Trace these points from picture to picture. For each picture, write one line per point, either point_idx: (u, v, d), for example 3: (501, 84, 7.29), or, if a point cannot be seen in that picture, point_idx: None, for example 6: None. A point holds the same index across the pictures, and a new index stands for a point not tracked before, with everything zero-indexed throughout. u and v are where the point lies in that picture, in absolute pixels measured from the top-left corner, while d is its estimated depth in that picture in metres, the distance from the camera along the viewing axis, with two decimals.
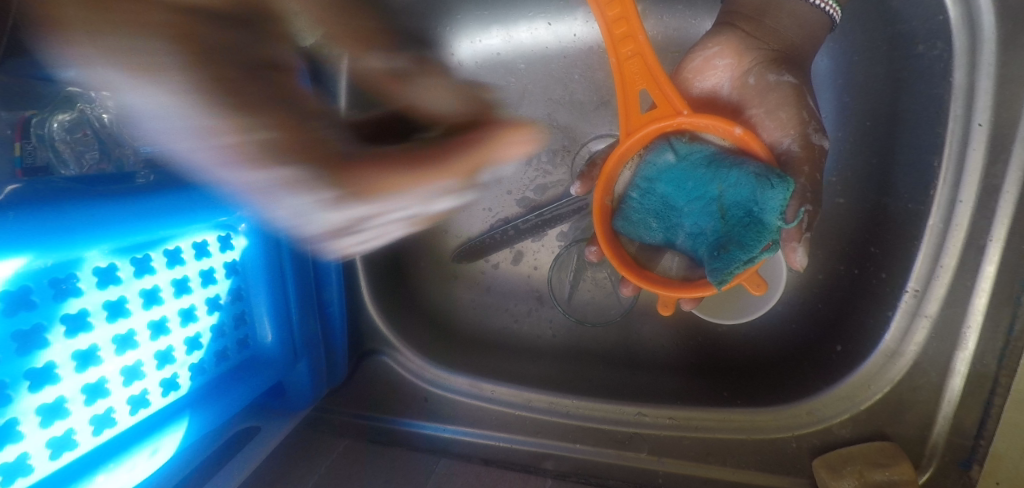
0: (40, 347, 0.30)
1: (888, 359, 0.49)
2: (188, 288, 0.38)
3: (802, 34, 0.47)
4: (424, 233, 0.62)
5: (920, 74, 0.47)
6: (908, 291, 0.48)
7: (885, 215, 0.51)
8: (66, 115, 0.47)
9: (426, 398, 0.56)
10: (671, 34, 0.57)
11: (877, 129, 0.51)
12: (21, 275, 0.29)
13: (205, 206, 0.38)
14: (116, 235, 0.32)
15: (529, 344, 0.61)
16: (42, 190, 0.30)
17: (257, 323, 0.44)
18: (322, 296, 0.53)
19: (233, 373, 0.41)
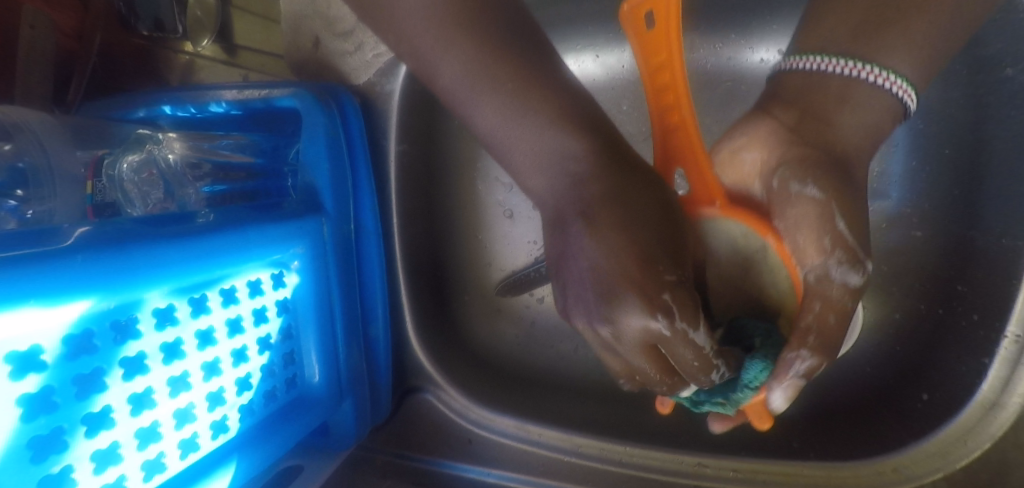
0: (99, 391, 0.29)
1: (987, 411, 0.43)
2: (241, 328, 0.37)
3: (799, 103, 0.39)
4: (471, 267, 0.61)
5: (1009, 99, 0.43)
6: (1008, 337, 0.43)
7: (972, 251, 0.46)
8: (135, 156, 0.49)
9: (470, 440, 0.53)
10: (724, 63, 0.55)
11: (959, 157, 0.47)
12: (84, 318, 0.28)
13: (260, 244, 0.38)
14: (177, 275, 0.33)
15: (577, 383, 0.58)
16: (108, 230, 0.30)
17: (305, 361, 0.43)
18: (368, 333, 0.52)
19: (281, 414, 0.41)
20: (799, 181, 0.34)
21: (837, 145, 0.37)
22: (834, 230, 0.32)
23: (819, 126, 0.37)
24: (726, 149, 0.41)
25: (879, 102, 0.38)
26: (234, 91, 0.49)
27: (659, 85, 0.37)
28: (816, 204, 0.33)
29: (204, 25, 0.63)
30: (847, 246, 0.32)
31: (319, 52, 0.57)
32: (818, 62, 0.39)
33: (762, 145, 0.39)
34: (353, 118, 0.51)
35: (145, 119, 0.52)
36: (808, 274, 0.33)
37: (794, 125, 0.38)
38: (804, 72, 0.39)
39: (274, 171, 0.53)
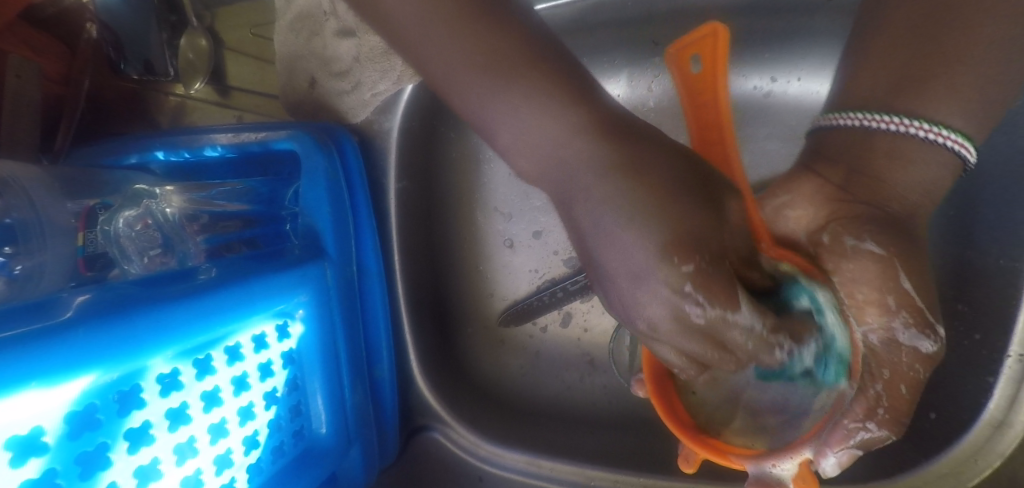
0: (104, 468, 0.28)
1: (995, 430, 0.43)
2: (248, 384, 0.36)
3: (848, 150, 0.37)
4: (471, 298, 0.61)
5: (999, 125, 0.45)
6: (1010, 356, 0.43)
7: (970, 271, 0.47)
8: (131, 210, 0.46)
9: (481, 478, 0.53)
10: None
11: (953, 181, 0.48)
12: (87, 394, 0.28)
13: (263, 296, 0.37)
14: (180, 337, 0.32)
15: (584, 414, 0.57)
16: (107, 299, 0.30)
17: (311, 411, 0.42)
18: (373, 374, 0.51)
19: (291, 469, 0.39)
20: (856, 236, 0.34)
21: (891, 202, 0.35)
22: (898, 288, 0.33)
23: (868, 181, 0.36)
24: (769, 206, 0.39)
25: (934, 155, 0.35)
26: (230, 135, 0.49)
27: (703, 123, 0.37)
28: (878, 261, 0.33)
29: (197, 70, 0.63)
30: (915, 308, 0.33)
31: (316, 92, 0.57)
32: (862, 119, 0.36)
33: (810, 204, 0.38)
34: (352, 157, 0.50)
35: (137, 165, 0.51)
36: (868, 335, 0.33)
37: (845, 183, 0.36)
38: (844, 129, 0.37)
39: (271, 216, 0.52)
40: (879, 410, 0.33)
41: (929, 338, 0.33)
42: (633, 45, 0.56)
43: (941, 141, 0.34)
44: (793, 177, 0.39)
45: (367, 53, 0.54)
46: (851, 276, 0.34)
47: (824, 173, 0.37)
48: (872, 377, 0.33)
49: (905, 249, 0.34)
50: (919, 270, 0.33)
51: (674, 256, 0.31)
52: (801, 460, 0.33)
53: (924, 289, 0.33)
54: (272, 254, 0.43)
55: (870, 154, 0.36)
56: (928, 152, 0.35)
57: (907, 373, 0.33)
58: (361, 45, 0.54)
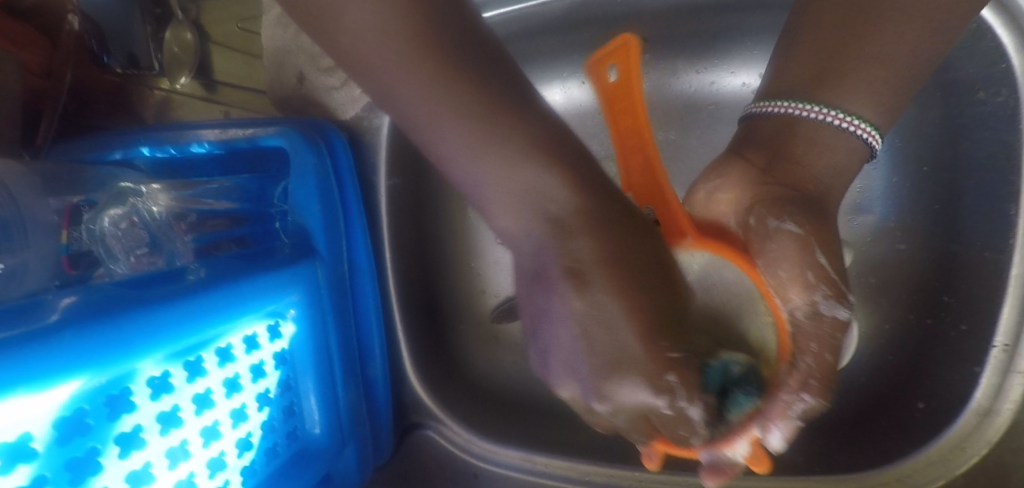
0: (94, 473, 0.28)
1: (982, 419, 0.44)
2: (239, 386, 0.35)
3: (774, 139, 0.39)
4: (463, 294, 0.60)
5: (982, 121, 0.45)
6: (996, 346, 0.44)
7: (954, 263, 0.48)
8: (117, 209, 0.46)
9: (476, 474, 0.53)
10: (706, 87, 0.56)
11: (936, 175, 0.49)
12: (76, 399, 0.27)
13: (256, 297, 0.36)
14: (170, 339, 0.31)
15: (578, 408, 0.57)
16: (94, 302, 0.29)
17: (305, 411, 0.41)
18: (367, 373, 0.51)
19: (285, 470, 0.39)
20: (776, 216, 0.36)
21: (808, 185, 0.38)
22: (814, 263, 0.34)
23: (789, 166, 0.38)
24: (703, 191, 0.42)
25: (843, 143, 0.38)
26: (217, 132, 0.48)
27: (625, 128, 0.40)
28: (796, 238, 0.35)
29: (181, 63, 0.63)
30: (831, 281, 0.34)
31: (304, 88, 0.57)
32: (789, 107, 0.39)
33: (735, 188, 0.40)
34: (342, 153, 0.49)
35: (122, 161, 0.49)
36: (794, 311, 0.35)
37: (768, 167, 0.39)
38: (770, 116, 0.40)
39: (260, 215, 0.51)
40: (810, 380, 0.34)
41: (846, 306, 0.34)
42: (622, 40, 0.56)
43: (849, 128, 0.38)
44: (724, 161, 0.42)
45: None
46: (770, 257, 0.35)
47: (751, 159, 0.40)
48: (798, 348, 0.34)
49: (821, 231, 0.36)
50: (830, 241, 0.36)
51: (658, 339, 0.31)
52: (750, 440, 0.34)
53: (834, 258, 0.35)
54: (262, 253, 0.43)
55: (794, 143, 0.39)
56: (841, 141, 0.38)
57: (829, 342, 0.34)
58: None
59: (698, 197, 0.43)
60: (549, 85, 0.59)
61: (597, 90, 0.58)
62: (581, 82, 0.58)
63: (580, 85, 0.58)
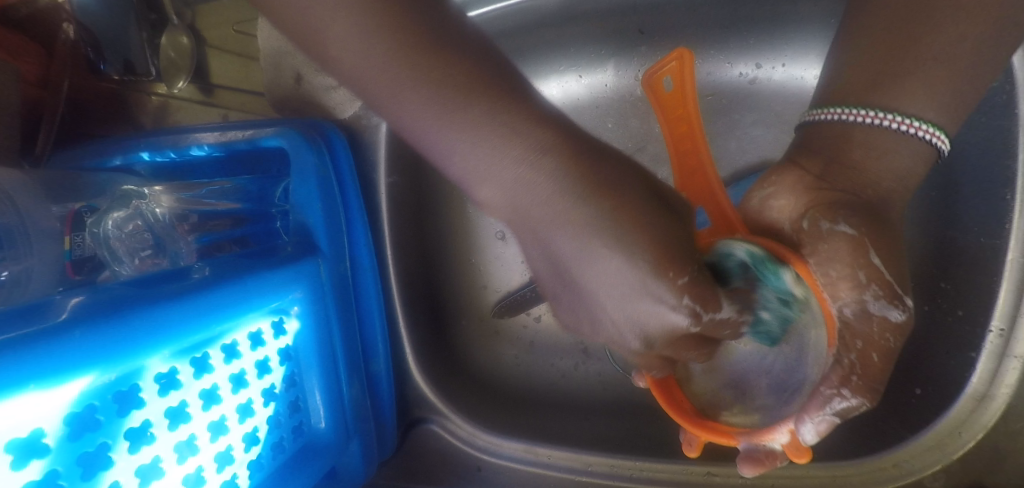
0: (105, 468, 0.28)
1: (978, 403, 0.44)
2: (246, 382, 0.36)
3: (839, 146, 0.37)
4: (465, 290, 0.61)
5: (978, 106, 0.45)
6: (992, 331, 0.44)
7: (951, 249, 0.48)
8: (120, 212, 0.45)
9: (479, 467, 0.53)
10: (705, 78, 0.56)
11: (934, 161, 0.50)
12: (86, 394, 0.28)
13: (259, 293, 0.37)
14: (177, 336, 0.31)
15: (580, 401, 0.58)
16: (102, 300, 0.30)
17: (310, 407, 0.42)
18: (370, 369, 0.51)
19: (292, 464, 0.39)
20: (830, 219, 0.35)
21: (867, 189, 0.36)
22: (868, 263, 0.33)
23: (846, 172, 0.37)
24: (757, 197, 0.41)
25: (909, 149, 0.36)
26: (216, 134, 0.49)
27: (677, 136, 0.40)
28: (849, 240, 0.33)
29: (179, 68, 0.62)
30: (884, 281, 0.33)
31: (302, 88, 0.57)
32: (840, 113, 0.38)
33: (792, 195, 0.39)
34: (341, 152, 0.50)
35: (122, 167, 0.50)
36: (842, 309, 0.33)
37: (824, 173, 0.37)
38: (828, 124, 0.38)
39: (262, 214, 0.52)
40: (854, 376, 0.32)
41: (898, 308, 0.32)
42: (620, 34, 0.56)
43: (912, 133, 0.36)
44: (779, 169, 0.40)
45: None
46: (820, 258, 0.34)
47: (806, 166, 0.38)
48: (846, 347, 0.33)
49: (877, 241, 0.34)
50: (890, 246, 0.34)
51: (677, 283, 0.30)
52: (788, 431, 0.33)
53: (895, 264, 0.33)
54: (264, 252, 0.43)
55: (857, 149, 0.37)
56: (901, 145, 0.36)
57: (879, 343, 0.33)
58: None
59: (753, 202, 0.41)
60: (548, 79, 0.59)
61: (595, 84, 0.59)
62: (579, 76, 0.59)
63: (578, 79, 0.59)
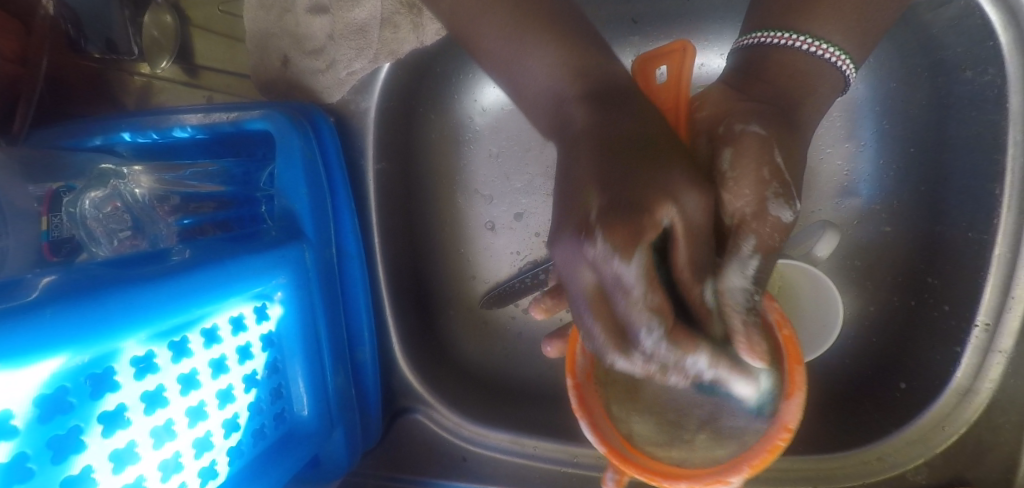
0: (76, 451, 0.27)
1: (962, 398, 0.45)
2: (226, 367, 0.34)
3: (795, 82, 0.38)
4: (452, 280, 0.60)
5: (968, 100, 0.45)
6: (977, 325, 0.44)
7: (940, 244, 0.48)
8: (98, 192, 0.45)
9: (464, 458, 0.53)
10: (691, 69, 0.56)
11: (922, 155, 0.50)
12: (57, 376, 0.27)
13: (242, 278, 0.35)
14: (155, 319, 0.30)
15: (567, 392, 0.58)
16: (77, 278, 0.28)
17: (293, 394, 0.41)
18: (356, 357, 0.51)
19: (272, 451, 0.38)
20: (743, 121, 0.34)
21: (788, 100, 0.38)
22: (771, 161, 0.32)
23: (763, 85, 0.38)
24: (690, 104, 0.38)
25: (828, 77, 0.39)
26: (201, 115, 0.48)
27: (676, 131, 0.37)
28: (759, 139, 0.33)
29: (162, 47, 0.61)
30: (782, 180, 0.31)
31: (288, 71, 0.56)
32: (766, 37, 0.39)
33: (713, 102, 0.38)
34: (328, 137, 0.49)
35: (102, 147, 0.49)
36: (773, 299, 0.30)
37: (746, 90, 0.38)
38: (764, 47, 0.39)
39: (245, 198, 0.50)
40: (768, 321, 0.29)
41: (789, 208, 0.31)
42: (613, 23, 0.55)
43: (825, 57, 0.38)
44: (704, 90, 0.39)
45: (341, 30, 0.54)
46: (732, 153, 0.33)
47: (730, 84, 0.39)
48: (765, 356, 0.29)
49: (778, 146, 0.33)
50: (791, 150, 0.34)
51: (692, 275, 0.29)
52: None
53: (790, 163, 0.33)
54: (248, 236, 0.42)
55: (779, 75, 0.38)
56: (820, 71, 0.39)
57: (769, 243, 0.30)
58: (336, 23, 0.55)
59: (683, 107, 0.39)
60: None
61: None
62: None
63: None
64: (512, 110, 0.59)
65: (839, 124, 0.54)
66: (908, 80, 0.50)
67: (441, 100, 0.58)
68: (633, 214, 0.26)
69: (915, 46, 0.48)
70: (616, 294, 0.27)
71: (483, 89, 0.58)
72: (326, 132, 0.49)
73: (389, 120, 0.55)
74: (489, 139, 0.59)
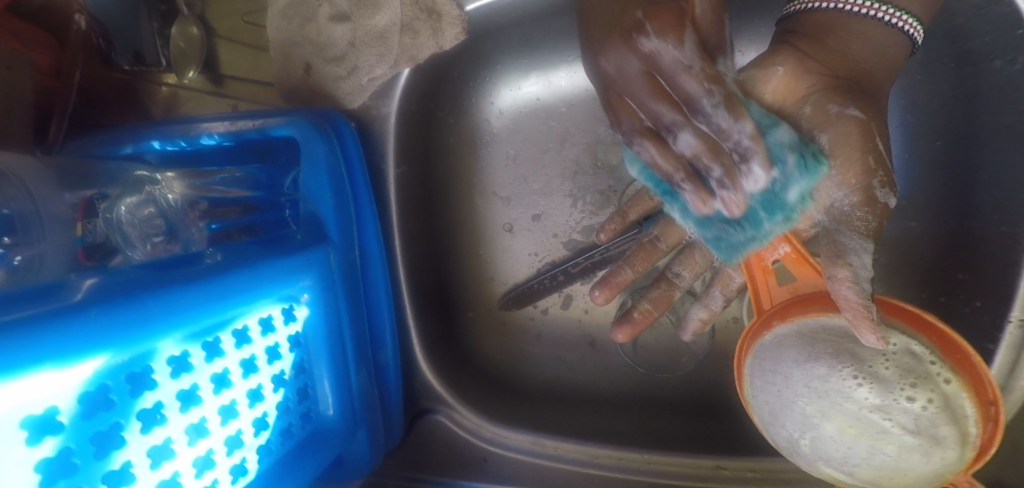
0: (118, 447, 0.28)
1: (996, 396, 0.43)
2: (256, 367, 0.35)
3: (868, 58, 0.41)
4: (472, 280, 0.61)
5: (994, 90, 0.45)
6: (1011, 321, 0.43)
7: (970, 238, 0.47)
8: (133, 198, 0.46)
9: (486, 458, 0.53)
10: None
11: (950, 147, 0.49)
12: (100, 374, 0.27)
13: (270, 280, 0.36)
14: (189, 320, 0.31)
15: (588, 391, 0.58)
16: (116, 281, 0.29)
17: (319, 394, 0.41)
18: (378, 358, 0.51)
19: (299, 451, 0.39)
20: (839, 103, 0.39)
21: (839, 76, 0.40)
22: (874, 148, 0.38)
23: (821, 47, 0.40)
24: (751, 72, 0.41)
25: (881, 38, 0.40)
26: (226, 123, 0.49)
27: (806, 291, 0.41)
28: (859, 124, 0.38)
29: (190, 57, 0.63)
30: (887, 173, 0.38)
31: (311, 78, 0.57)
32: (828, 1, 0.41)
33: (790, 74, 0.40)
34: (350, 141, 0.49)
35: (133, 155, 0.51)
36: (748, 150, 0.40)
37: (819, 56, 0.40)
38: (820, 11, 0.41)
39: (271, 202, 0.52)
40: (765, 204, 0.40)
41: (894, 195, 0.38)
42: None
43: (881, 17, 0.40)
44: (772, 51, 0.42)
45: (362, 37, 0.55)
46: (831, 140, 0.39)
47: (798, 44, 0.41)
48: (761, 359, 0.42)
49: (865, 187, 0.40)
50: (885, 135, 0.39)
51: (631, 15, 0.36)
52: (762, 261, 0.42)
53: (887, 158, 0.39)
54: (275, 239, 0.43)
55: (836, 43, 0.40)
56: (870, 27, 0.40)
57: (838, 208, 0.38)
58: (356, 30, 0.55)
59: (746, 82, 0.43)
60: (556, 71, 0.58)
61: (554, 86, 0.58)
62: (541, 79, 0.58)
63: (540, 84, 0.58)
64: (528, 113, 0.59)
65: None
66: (933, 72, 0.49)
67: (459, 103, 0.59)
68: (677, 3, 0.32)
69: (941, 37, 0.47)
70: (662, 60, 0.34)
71: (497, 94, 0.59)
72: (348, 135, 0.50)
73: (411, 124, 0.56)
74: (507, 141, 0.60)
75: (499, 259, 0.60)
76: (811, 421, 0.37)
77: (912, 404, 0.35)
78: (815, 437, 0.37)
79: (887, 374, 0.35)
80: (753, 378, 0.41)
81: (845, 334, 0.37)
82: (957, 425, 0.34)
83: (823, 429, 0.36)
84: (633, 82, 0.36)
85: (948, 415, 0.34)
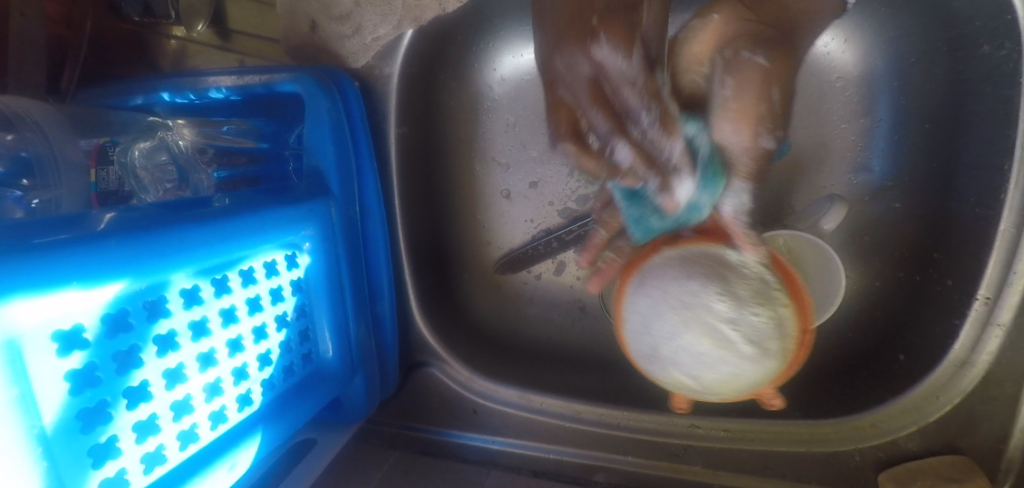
0: (137, 366, 0.31)
1: (958, 369, 0.46)
2: (260, 306, 0.38)
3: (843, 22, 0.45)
4: (469, 243, 0.63)
5: (985, 75, 0.45)
6: (978, 299, 0.46)
7: (949, 220, 0.49)
8: (145, 142, 0.48)
9: (475, 410, 0.56)
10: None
11: (939, 130, 0.50)
12: (120, 299, 0.30)
13: (274, 226, 0.38)
14: (200, 256, 0.33)
15: (574, 353, 0.61)
16: (132, 216, 0.32)
17: (319, 338, 0.44)
18: (375, 310, 0.54)
19: (299, 387, 0.42)
20: (749, 50, 0.39)
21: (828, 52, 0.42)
22: (769, 97, 0.39)
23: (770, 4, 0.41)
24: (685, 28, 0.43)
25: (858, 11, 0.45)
26: (232, 77, 0.50)
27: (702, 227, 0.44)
28: (758, 70, 0.38)
29: (196, 11, 0.63)
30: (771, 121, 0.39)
31: (317, 36, 0.58)
32: None
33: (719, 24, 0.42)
34: (354, 102, 0.51)
35: (142, 106, 0.52)
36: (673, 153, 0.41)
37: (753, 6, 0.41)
38: None
39: (276, 154, 0.54)
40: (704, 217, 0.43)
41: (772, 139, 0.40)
42: None
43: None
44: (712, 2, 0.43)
45: None
46: (734, 83, 0.39)
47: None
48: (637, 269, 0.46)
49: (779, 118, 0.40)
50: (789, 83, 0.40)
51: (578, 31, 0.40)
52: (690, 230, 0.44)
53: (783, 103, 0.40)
54: (279, 189, 0.45)
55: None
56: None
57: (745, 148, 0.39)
58: None
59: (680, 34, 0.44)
60: None
61: None
62: None
63: None
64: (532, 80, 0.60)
65: (855, 100, 0.55)
66: (927, 55, 0.50)
67: (462, 68, 0.60)
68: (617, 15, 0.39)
69: (936, 20, 0.48)
70: (608, 68, 0.39)
71: (500, 60, 0.60)
72: (352, 94, 0.51)
73: (414, 87, 0.57)
74: (507, 108, 0.61)
75: (496, 225, 0.62)
76: (676, 331, 0.41)
77: (757, 319, 0.40)
78: (677, 346, 0.41)
79: (742, 292, 0.40)
80: (633, 296, 0.43)
81: (720, 259, 0.41)
82: (782, 341, 0.40)
83: (682, 338, 0.40)
84: (577, 85, 0.40)
85: (777, 331, 0.40)
